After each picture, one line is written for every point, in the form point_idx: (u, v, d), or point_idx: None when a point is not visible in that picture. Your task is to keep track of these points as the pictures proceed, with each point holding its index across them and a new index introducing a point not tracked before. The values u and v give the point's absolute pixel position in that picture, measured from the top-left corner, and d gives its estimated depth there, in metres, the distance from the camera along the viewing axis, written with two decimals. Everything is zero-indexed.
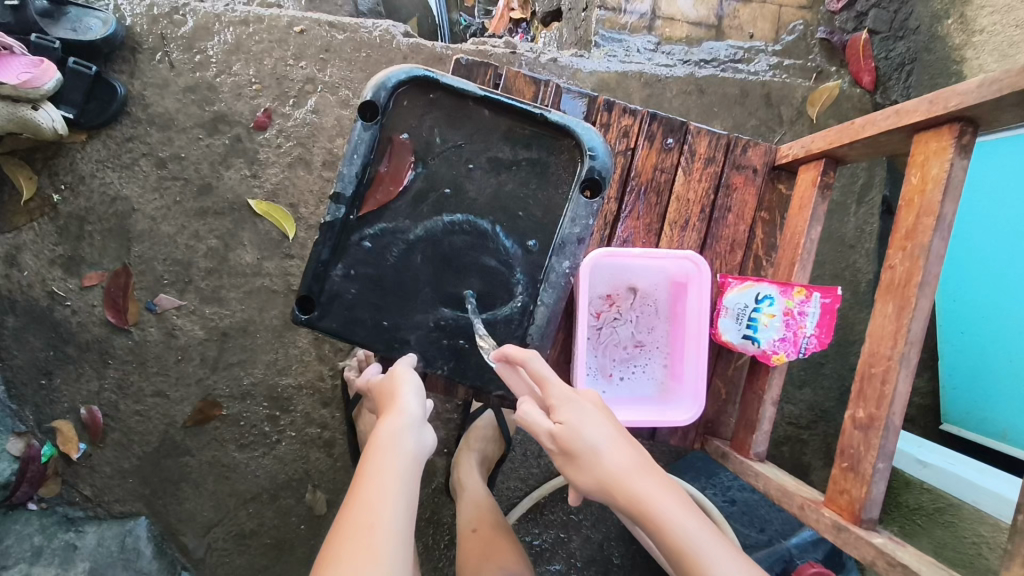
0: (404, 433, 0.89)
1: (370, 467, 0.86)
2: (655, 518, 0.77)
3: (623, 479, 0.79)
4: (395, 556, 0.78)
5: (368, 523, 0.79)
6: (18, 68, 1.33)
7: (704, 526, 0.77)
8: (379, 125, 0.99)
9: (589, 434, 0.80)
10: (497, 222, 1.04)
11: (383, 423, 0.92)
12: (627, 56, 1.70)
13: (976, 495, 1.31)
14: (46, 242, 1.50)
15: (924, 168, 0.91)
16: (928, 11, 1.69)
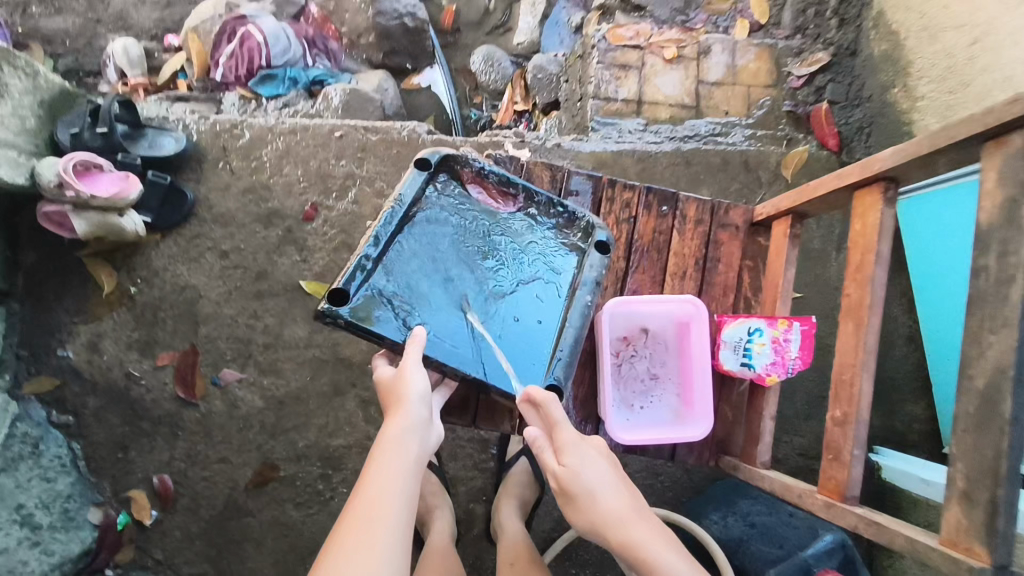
0: (402, 444, 0.98)
1: (377, 468, 0.96)
2: (639, 554, 0.94)
3: (615, 521, 0.96)
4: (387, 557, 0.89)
5: (372, 528, 0.90)
6: (107, 184, 1.55)
7: (680, 563, 0.93)
8: (428, 176, 1.20)
9: (588, 479, 0.97)
10: (525, 264, 1.20)
11: (391, 424, 1.01)
12: (620, 138, 1.97)
13: None
14: (124, 328, 1.71)
15: (866, 218, 1.03)
16: (878, 83, 1.95)
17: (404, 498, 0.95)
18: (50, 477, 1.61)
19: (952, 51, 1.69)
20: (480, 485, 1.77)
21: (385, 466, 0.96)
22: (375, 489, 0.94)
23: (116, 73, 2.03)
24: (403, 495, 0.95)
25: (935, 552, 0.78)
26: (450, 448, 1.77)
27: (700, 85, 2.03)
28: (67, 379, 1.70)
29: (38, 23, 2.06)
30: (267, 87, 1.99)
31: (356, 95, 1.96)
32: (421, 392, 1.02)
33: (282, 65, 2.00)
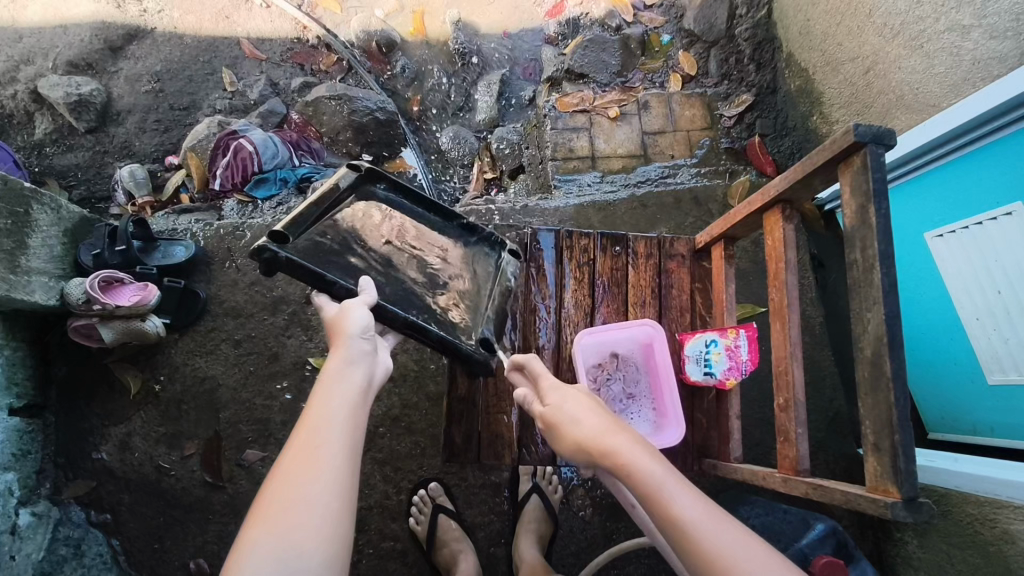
0: (348, 370, 1.05)
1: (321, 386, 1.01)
2: (617, 461, 0.87)
3: (593, 437, 0.91)
4: (336, 467, 0.92)
5: (308, 441, 0.93)
6: (129, 293, 1.74)
7: (664, 470, 0.85)
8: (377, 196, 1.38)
9: (565, 405, 0.97)
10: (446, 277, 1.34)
11: (334, 355, 1.07)
12: (581, 191, 2.19)
13: (995, 488, 1.48)
14: (152, 424, 1.85)
15: (770, 236, 1.13)
16: (798, 114, 2.20)
17: (345, 415, 0.99)
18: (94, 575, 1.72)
19: (851, 80, 1.95)
20: (498, 527, 1.86)
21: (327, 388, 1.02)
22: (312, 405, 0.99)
23: (125, 195, 2.26)
24: (343, 416, 0.98)
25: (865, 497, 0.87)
26: (465, 497, 1.87)
27: (645, 135, 2.27)
28: (102, 479, 1.82)
29: (52, 160, 2.32)
30: (261, 189, 2.22)
31: None
32: (366, 326, 1.12)
33: (273, 168, 2.24)
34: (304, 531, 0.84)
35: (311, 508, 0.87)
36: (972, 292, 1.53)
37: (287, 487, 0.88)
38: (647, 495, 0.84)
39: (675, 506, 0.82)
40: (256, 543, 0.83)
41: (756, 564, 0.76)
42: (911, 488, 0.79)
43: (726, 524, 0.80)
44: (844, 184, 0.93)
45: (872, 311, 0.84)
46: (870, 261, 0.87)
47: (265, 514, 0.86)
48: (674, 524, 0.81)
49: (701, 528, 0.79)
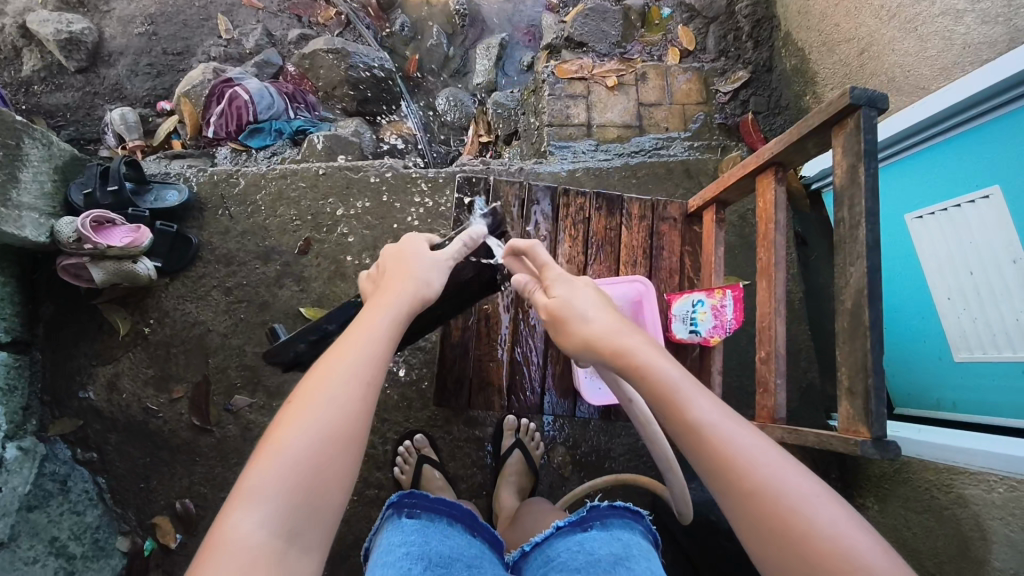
0: (378, 312, 0.98)
1: (372, 314, 0.97)
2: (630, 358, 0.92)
3: (606, 334, 0.96)
4: (342, 402, 0.83)
5: (320, 374, 0.86)
6: (120, 235, 1.72)
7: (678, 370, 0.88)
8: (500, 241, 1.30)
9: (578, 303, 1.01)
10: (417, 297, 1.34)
11: (376, 299, 1.02)
12: (576, 158, 2.21)
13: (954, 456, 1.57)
14: (140, 366, 1.86)
15: (762, 196, 1.16)
16: (792, 93, 2.25)
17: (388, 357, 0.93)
18: (79, 511, 1.74)
19: (846, 61, 1.99)
20: (479, 480, 1.93)
21: (366, 325, 0.96)
22: (354, 330, 0.94)
23: (115, 138, 2.24)
24: (365, 349, 0.91)
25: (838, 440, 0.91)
26: (449, 449, 1.93)
27: (641, 106, 2.30)
28: (88, 418, 1.83)
29: (40, 99, 2.29)
30: (256, 139, 2.21)
31: (338, 140, 2.17)
32: (431, 282, 1.08)
33: (268, 119, 2.24)
34: (331, 466, 0.79)
35: (344, 439, 0.81)
36: (945, 272, 1.59)
37: (308, 406, 0.82)
38: (663, 397, 0.86)
39: (690, 408, 0.84)
40: (274, 462, 0.77)
41: (771, 463, 0.77)
42: (882, 430, 0.84)
43: (744, 427, 0.81)
44: (837, 145, 0.96)
45: (855, 264, 0.88)
46: (856, 218, 0.90)
47: (292, 427, 0.79)
48: (689, 425, 0.83)
49: (717, 428, 0.81)
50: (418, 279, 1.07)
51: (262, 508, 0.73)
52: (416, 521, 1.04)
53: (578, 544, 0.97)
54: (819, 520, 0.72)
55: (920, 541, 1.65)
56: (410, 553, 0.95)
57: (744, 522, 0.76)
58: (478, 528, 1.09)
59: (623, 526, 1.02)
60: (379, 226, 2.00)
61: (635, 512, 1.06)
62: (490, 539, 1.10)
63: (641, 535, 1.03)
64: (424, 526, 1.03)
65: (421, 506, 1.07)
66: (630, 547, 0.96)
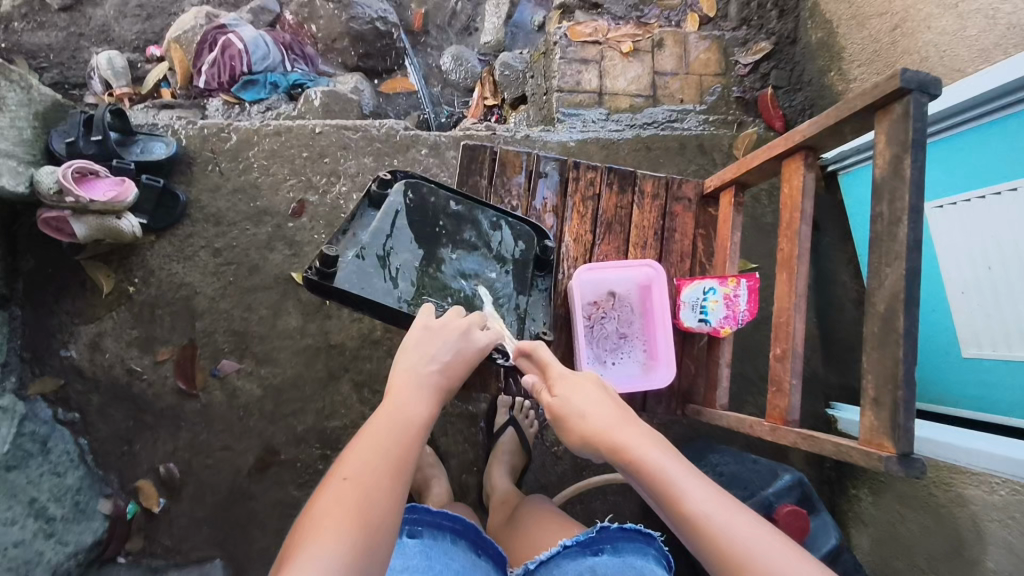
0: (409, 381, 1.00)
1: (402, 387, 0.99)
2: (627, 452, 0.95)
3: (604, 428, 0.99)
4: (385, 468, 0.84)
5: (359, 445, 0.87)
6: (105, 188, 1.63)
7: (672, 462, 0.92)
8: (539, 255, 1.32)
9: (576, 397, 1.04)
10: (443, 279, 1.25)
11: (401, 363, 1.04)
12: (585, 127, 2.11)
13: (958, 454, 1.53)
14: (124, 327, 1.79)
15: (789, 182, 1.08)
16: (815, 68, 2.14)
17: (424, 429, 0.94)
18: (60, 472, 1.68)
19: (876, 36, 1.87)
20: (471, 457, 1.89)
21: (395, 397, 0.97)
22: (390, 405, 0.95)
23: (102, 84, 2.12)
24: (397, 421, 0.92)
25: (856, 452, 0.86)
26: (441, 424, 1.90)
27: (656, 75, 2.18)
28: (70, 378, 1.78)
29: (21, 38, 2.16)
30: (249, 92, 2.11)
31: (336, 97, 2.05)
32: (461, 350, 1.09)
33: (262, 71, 2.12)
34: (381, 525, 0.78)
35: (392, 500, 0.81)
36: (961, 265, 1.52)
37: (355, 470, 0.82)
38: (662, 493, 0.89)
39: (688, 501, 0.87)
40: (327, 518, 0.76)
41: (772, 555, 0.81)
42: (908, 446, 0.79)
43: (738, 517, 0.85)
44: (879, 133, 0.88)
45: (892, 266, 0.81)
46: (897, 215, 0.83)
47: (340, 487, 0.80)
48: (690, 519, 0.86)
49: (712, 520, 0.84)
50: (451, 347, 1.07)
51: (322, 558, 0.71)
52: (420, 541, 1.08)
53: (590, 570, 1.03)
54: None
55: (915, 538, 1.68)
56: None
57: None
58: (484, 545, 1.13)
59: (634, 552, 1.07)
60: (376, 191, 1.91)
61: (646, 533, 1.10)
62: (494, 555, 1.14)
63: (652, 560, 1.06)
64: (427, 546, 1.07)
65: (422, 522, 1.10)
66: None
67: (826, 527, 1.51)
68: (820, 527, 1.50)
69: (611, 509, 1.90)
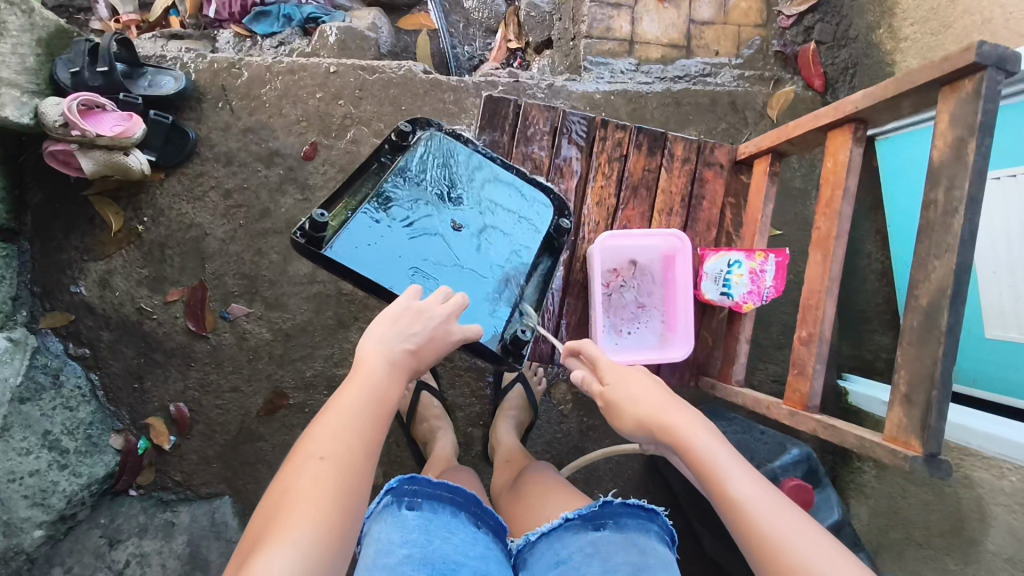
0: (382, 347, 0.99)
1: (377, 356, 0.98)
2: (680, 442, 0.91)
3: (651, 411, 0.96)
4: (350, 449, 0.86)
5: (330, 422, 0.88)
6: (111, 122, 1.58)
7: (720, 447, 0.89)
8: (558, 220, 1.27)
9: (627, 384, 0.99)
10: (454, 241, 1.19)
11: (377, 326, 1.02)
12: (613, 77, 2.00)
13: (982, 444, 1.54)
14: (134, 266, 1.77)
15: (835, 155, 1.01)
16: (864, 23, 2.00)
17: (394, 402, 0.95)
18: (72, 406, 1.70)
19: None
20: (478, 411, 1.90)
21: (372, 366, 0.96)
22: (359, 378, 0.94)
23: (108, 9, 2.03)
24: (369, 398, 0.92)
25: (880, 447, 0.84)
26: (449, 377, 1.90)
27: (692, 24, 2.05)
28: (80, 314, 1.77)
29: None
30: (262, 24, 2.01)
31: (352, 34, 1.95)
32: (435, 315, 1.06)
33: (276, 2, 2.03)
34: (350, 514, 0.81)
35: (360, 483, 0.84)
36: (998, 243, 1.52)
37: (321, 453, 0.84)
38: (707, 476, 0.87)
39: (733, 487, 0.85)
40: (304, 501, 0.79)
41: (815, 549, 0.79)
42: (938, 449, 0.78)
43: (782, 506, 0.83)
44: (941, 110, 0.83)
45: (941, 258, 0.78)
46: (953, 203, 0.79)
47: (305, 470, 0.82)
48: (733, 506, 0.84)
49: (759, 509, 0.83)
50: (427, 317, 1.05)
51: (286, 547, 0.74)
52: (418, 514, 1.02)
53: (590, 546, 1.00)
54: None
55: (913, 512, 1.72)
56: (411, 555, 0.94)
57: None
58: (484, 516, 1.09)
59: (638, 529, 1.02)
60: None
61: (651, 508, 1.05)
62: (494, 526, 1.10)
63: (656, 537, 1.03)
64: (426, 519, 1.01)
65: (422, 494, 1.04)
66: (647, 554, 0.98)
67: (829, 502, 1.50)
68: (824, 502, 1.50)
69: (613, 468, 1.92)
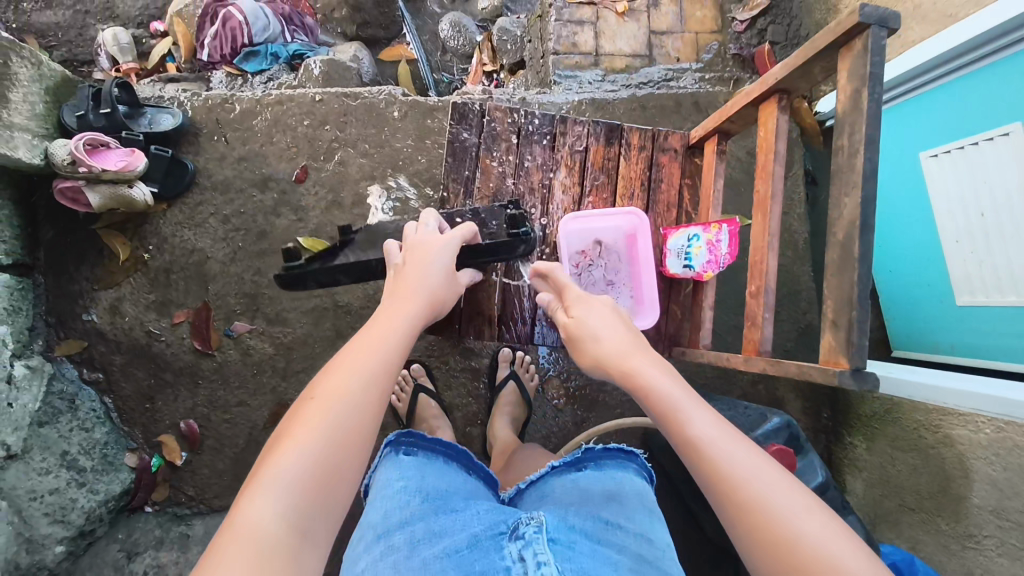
0: (401, 306, 1.10)
1: (388, 316, 1.08)
2: (640, 378, 1.02)
3: (619, 356, 1.07)
4: (361, 389, 0.92)
5: (346, 365, 0.95)
6: (115, 158, 1.71)
7: (681, 391, 0.97)
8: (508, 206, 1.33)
9: (594, 320, 1.13)
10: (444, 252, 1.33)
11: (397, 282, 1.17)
12: (581, 88, 2.14)
13: (957, 401, 1.58)
14: (141, 291, 1.88)
15: (765, 125, 1.13)
16: (812, 21, 2.13)
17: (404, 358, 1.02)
18: (88, 427, 1.78)
19: None
20: (474, 410, 1.97)
21: (388, 324, 1.05)
22: (376, 332, 1.03)
23: (109, 60, 2.21)
24: (387, 349, 1.00)
25: (817, 370, 0.98)
26: (445, 379, 1.98)
27: (651, 34, 2.19)
28: (93, 340, 1.87)
29: (30, 17, 2.23)
30: (251, 63, 2.16)
31: (336, 66, 2.10)
32: (437, 283, 1.17)
33: (263, 41, 2.17)
34: (350, 449, 0.86)
35: (364, 421, 0.90)
36: (955, 213, 1.58)
37: (334, 390, 0.90)
38: (667, 416, 0.95)
39: (690, 426, 0.93)
40: (310, 428, 0.85)
41: (765, 482, 0.85)
42: (860, 362, 0.92)
43: (737, 444, 0.90)
44: (842, 69, 0.96)
45: (849, 194, 0.92)
46: (856, 146, 0.93)
47: (317, 403, 0.88)
48: (690, 443, 0.91)
49: (713, 446, 0.89)
50: (433, 281, 1.17)
51: (287, 469, 0.81)
52: (414, 459, 1.10)
53: (572, 482, 1.07)
54: (800, 530, 0.80)
55: (904, 477, 1.74)
56: (407, 486, 1.01)
57: (742, 534, 0.83)
58: (475, 467, 1.17)
59: (616, 467, 1.11)
60: (377, 155, 1.97)
61: (629, 452, 1.15)
62: (484, 476, 1.17)
63: (633, 474, 1.11)
64: (421, 463, 1.09)
65: (418, 446, 1.13)
66: (623, 484, 1.06)
67: (813, 466, 1.57)
68: (808, 466, 1.56)
69: None
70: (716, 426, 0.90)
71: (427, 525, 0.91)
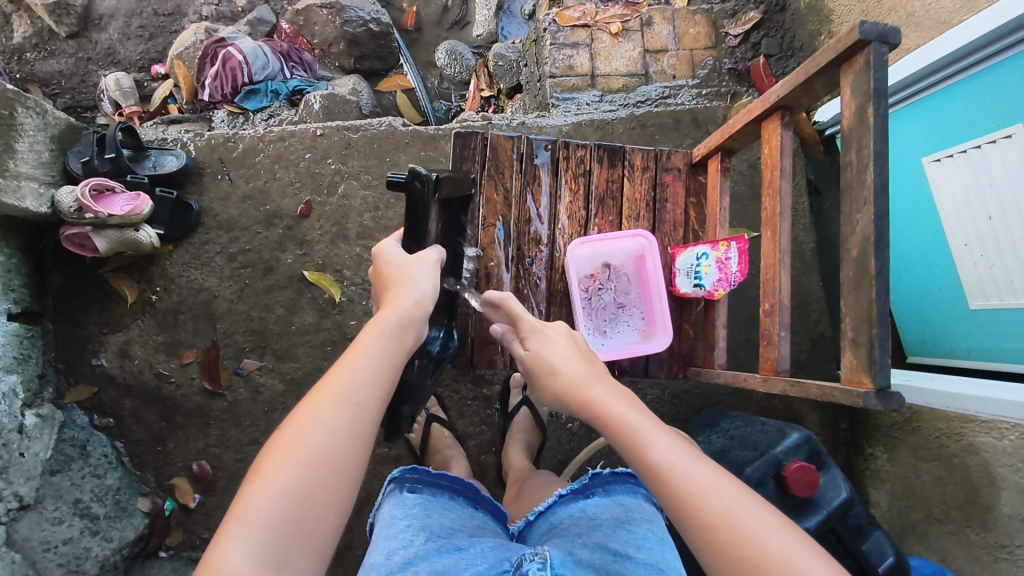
0: (387, 321, 1.04)
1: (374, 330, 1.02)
2: (598, 408, 0.97)
3: (573, 385, 1.02)
4: (340, 423, 0.88)
5: (326, 394, 0.91)
6: (121, 203, 1.70)
7: (640, 415, 0.93)
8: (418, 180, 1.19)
9: (547, 354, 1.07)
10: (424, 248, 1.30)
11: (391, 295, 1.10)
12: (579, 109, 2.14)
13: (977, 407, 1.55)
14: (150, 333, 1.88)
15: (769, 142, 1.14)
16: (806, 33, 2.14)
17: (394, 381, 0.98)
18: (100, 473, 1.77)
19: None
20: (488, 437, 1.95)
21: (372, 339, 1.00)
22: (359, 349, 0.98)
23: (111, 104, 2.27)
24: (372, 372, 0.95)
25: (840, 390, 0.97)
26: (457, 408, 1.96)
27: (646, 53, 2.20)
28: (103, 385, 1.87)
29: (34, 66, 2.32)
30: (251, 101, 2.19)
31: (335, 99, 2.12)
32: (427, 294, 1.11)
33: (263, 79, 2.21)
34: (330, 488, 0.85)
35: (345, 458, 0.87)
36: (962, 216, 1.56)
37: (310, 425, 0.87)
38: (626, 443, 0.92)
39: (650, 451, 0.89)
40: (285, 469, 0.84)
41: (730, 503, 0.83)
42: (884, 381, 0.91)
43: (699, 464, 0.87)
44: (845, 85, 0.97)
45: (861, 210, 0.91)
46: (864, 161, 0.93)
47: (292, 439, 0.86)
48: (652, 469, 0.88)
49: (674, 469, 0.87)
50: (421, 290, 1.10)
51: (258, 512, 0.80)
52: (418, 496, 1.08)
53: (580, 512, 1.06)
54: (772, 550, 0.79)
55: (929, 489, 1.70)
56: (412, 525, 0.99)
57: (710, 559, 0.81)
58: (482, 501, 1.15)
59: (625, 493, 1.09)
60: (381, 186, 1.97)
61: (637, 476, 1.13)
62: (491, 509, 1.16)
63: (643, 499, 1.09)
64: (426, 500, 1.07)
65: (422, 481, 1.11)
66: (632, 510, 1.04)
67: (835, 481, 1.52)
68: (831, 482, 1.53)
69: None
70: (676, 449, 0.87)
71: (431, 565, 0.89)
